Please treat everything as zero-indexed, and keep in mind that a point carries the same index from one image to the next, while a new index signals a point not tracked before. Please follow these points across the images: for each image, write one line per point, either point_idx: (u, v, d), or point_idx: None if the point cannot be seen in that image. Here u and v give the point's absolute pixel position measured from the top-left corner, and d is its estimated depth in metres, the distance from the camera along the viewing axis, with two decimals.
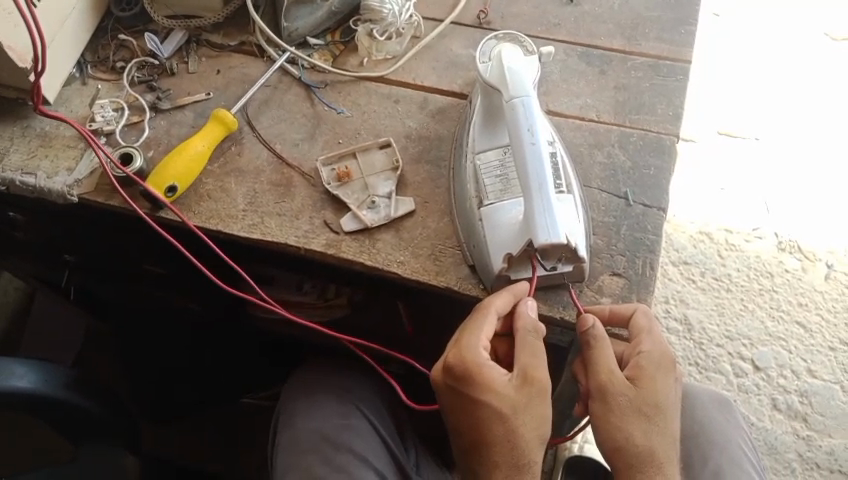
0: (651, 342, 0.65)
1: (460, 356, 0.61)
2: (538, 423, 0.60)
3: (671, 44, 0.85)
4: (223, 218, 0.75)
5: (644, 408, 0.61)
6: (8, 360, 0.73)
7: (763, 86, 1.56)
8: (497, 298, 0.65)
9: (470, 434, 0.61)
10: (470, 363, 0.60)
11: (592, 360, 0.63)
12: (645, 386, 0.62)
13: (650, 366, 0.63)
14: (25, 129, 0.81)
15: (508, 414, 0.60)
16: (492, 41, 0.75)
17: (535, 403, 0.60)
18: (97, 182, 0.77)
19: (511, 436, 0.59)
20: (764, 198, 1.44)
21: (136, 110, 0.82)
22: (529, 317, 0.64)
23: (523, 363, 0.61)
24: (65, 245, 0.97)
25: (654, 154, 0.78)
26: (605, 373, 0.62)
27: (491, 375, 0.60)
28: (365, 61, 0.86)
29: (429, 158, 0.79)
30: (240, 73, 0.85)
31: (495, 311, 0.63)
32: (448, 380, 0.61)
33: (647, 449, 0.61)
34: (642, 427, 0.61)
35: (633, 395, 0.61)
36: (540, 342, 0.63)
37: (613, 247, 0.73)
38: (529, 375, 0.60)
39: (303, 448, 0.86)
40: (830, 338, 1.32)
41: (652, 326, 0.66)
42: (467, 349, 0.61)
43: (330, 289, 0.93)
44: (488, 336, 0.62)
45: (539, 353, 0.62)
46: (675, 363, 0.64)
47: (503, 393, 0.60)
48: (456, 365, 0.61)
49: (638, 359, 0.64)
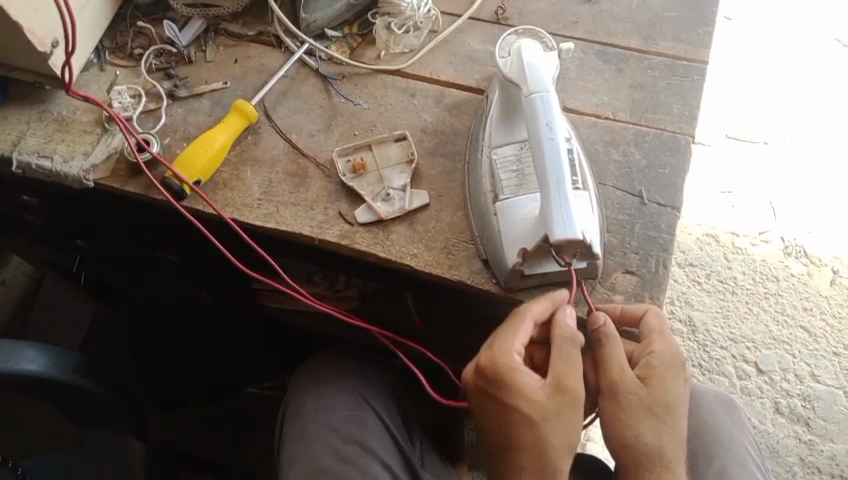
0: (662, 342, 0.65)
1: (491, 359, 0.62)
2: (569, 432, 0.61)
3: (687, 44, 0.85)
4: (238, 207, 0.75)
5: (654, 409, 0.61)
6: (19, 343, 0.74)
7: (774, 90, 1.56)
8: (535, 306, 0.66)
9: (499, 436, 0.62)
10: (502, 366, 0.62)
11: (603, 357, 0.64)
12: (655, 385, 0.62)
13: (660, 365, 0.63)
14: (42, 113, 0.81)
15: (538, 421, 0.60)
16: (511, 36, 0.75)
17: (566, 411, 0.60)
18: (113, 168, 0.78)
19: (540, 441, 0.60)
20: (772, 202, 1.44)
21: (153, 97, 0.82)
22: (567, 325, 0.64)
23: (557, 371, 0.61)
24: (76, 230, 0.97)
25: (668, 154, 0.78)
26: (616, 371, 0.62)
27: (523, 381, 0.61)
28: (383, 54, 0.86)
29: (444, 152, 0.79)
30: (258, 63, 0.85)
31: (531, 318, 0.64)
32: (479, 382, 0.63)
33: (656, 448, 0.61)
34: (652, 425, 0.61)
35: (644, 394, 0.62)
36: (578, 351, 0.62)
37: (626, 246, 0.73)
38: (562, 383, 0.61)
39: (310, 437, 0.87)
40: (834, 343, 1.33)
41: (663, 327, 0.66)
42: (500, 353, 0.62)
43: (340, 279, 0.94)
44: (522, 341, 0.63)
45: (575, 361, 0.62)
46: (684, 364, 0.64)
47: (534, 399, 0.61)
48: (488, 367, 0.62)
49: (648, 358, 0.64)
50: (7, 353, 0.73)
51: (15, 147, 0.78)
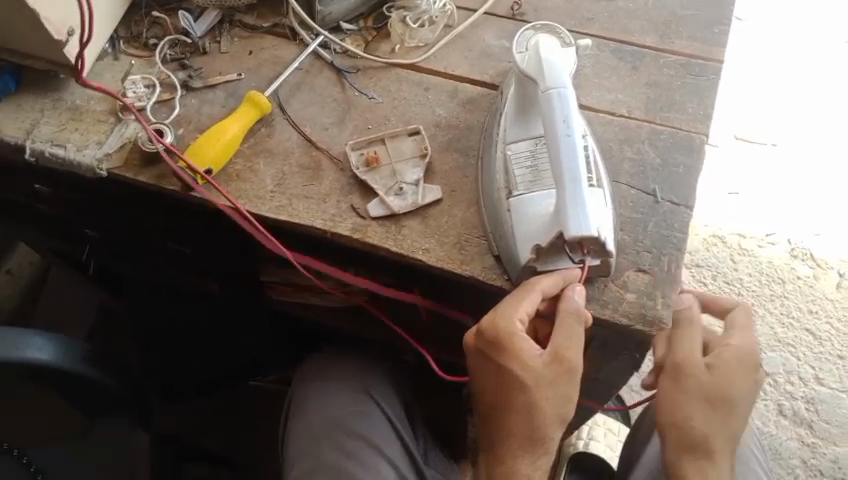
0: (739, 338, 0.71)
1: (494, 323, 0.63)
2: (561, 400, 0.63)
3: (703, 43, 0.85)
4: (251, 198, 0.75)
5: (714, 399, 0.66)
6: (27, 331, 0.74)
7: (784, 92, 1.55)
8: (545, 279, 0.66)
9: (491, 395, 0.64)
10: (505, 333, 0.62)
11: (692, 345, 0.69)
12: (722, 378, 0.66)
13: (732, 359, 0.68)
14: (56, 101, 0.81)
15: (533, 387, 0.62)
16: (528, 31, 0.74)
17: (562, 381, 0.62)
18: (126, 157, 0.77)
19: (532, 407, 0.62)
20: (780, 204, 1.44)
21: (166, 88, 0.82)
22: (575, 302, 0.65)
23: (558, 342, 0.63)
24: (86, 220, 0.97)
25: (683, 152, 0.78)
26: (684, 354, 0.68)
27: (522, 348, 0.62)
28: (397, 47, 0.86)
29: (458, 147, 0.79)
30: (272, 55, 0.85)
31: (540, 290, 0.65)
32: (480, 343, 0.64)
33: (702, 435, 0.65)
34: (707, 414, 0.66)
35: (706, 381, 0.66)
36: (581, 327, 0.64)
37: (639, 244, 0.73)
38: (561, 354, 0.62)
39: (317, 431, 0.87)
40: (839, 347, 1.32)
41: (749, 325, 0.73)
42: (504, 319, 0.62)
43: (348, 276, 0.93)
44: (528, 310, 0.63)
45: (576, 336, 0.63)
46: (760, 365, 0.69)
47: (532, 366, 0.62)
48: (490, 330, 0.63)
49: (722, 350, 0.69)
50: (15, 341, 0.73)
51: (29, 135, 0.78)
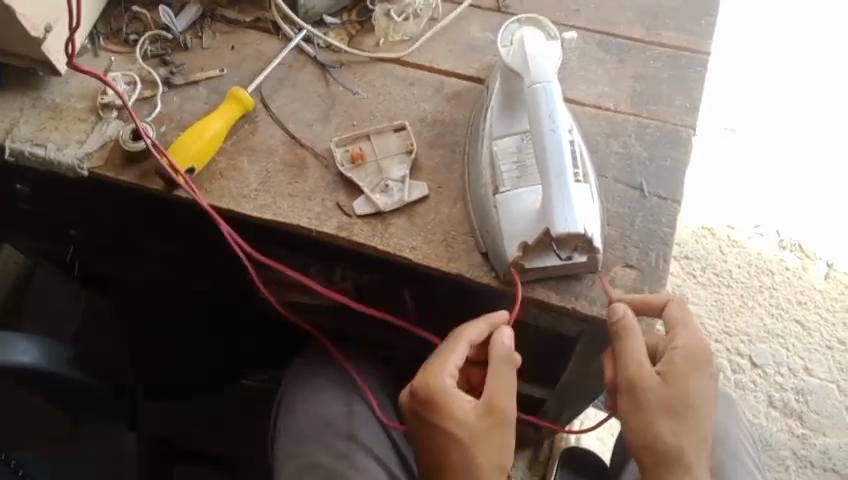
0: (685, 337, 0.66)
1: (425, 382, 0.63)
2: (498, 451, 0.62)
3: (690, 35, 0.84)
4: (235, 197, 0.74)
5: (673, 407, 0.63)
6: (9, 336, 0.73)
7: (772, 83, 1.55)
8: (470, 327, 0.66)
9: (432, 457, 0.63)
10: (435, 390, 0.63)
11: (635, 357, 0.64)
12: (675, 384, 0.63)
13: (683, 363, 0.64)
14: (35, 100, 0.80)
15: (468, 444, 0.61)
16: (513, 25, 0.74)
17: (495, 432, 0.62)
18: (108, 156, 0.76)
19: (470, 466, 0.61)
20: (767, 194, 1.44)
21: (148, 85, 0.81)
22: (505, 347, 0.64)
23: (489, 394, 0.62)
24: (69, 219, 0.96)
25: (670, 146, 0.77)
26: (635, 369, 0.63)
27: (453, 403, 0.62)
28: (382, 42, 0.85)
29: (444, 142, 0.78)
30: (255, 50, 0.84)
31: (466, 339, 0.65)
32: (414, 405, 0.64)
33: (675, 447, 0.63)
34: (672, 426, 0.63)
35: (663, 392, 0.63)
36: (513, 371, 0.63)
37: (627, 239, 0.72)
38: (493, 405, 0.62)
39: (303, 433, 0.86)
40: (828, 337, 1.33)
41: (686, 318, 0.66)
42: (433, 376, 0.63)
43: (336, 272, 0.92)
44: (456, 363, 0.64)
45: (507, 383, 0.63)
46: (709, 359, 0.65)
47: (464, 421, 0.62)
48: (421, 391, 0.63)
49: (672, 354, 0.65)
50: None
51: (8, 135, 0.77)
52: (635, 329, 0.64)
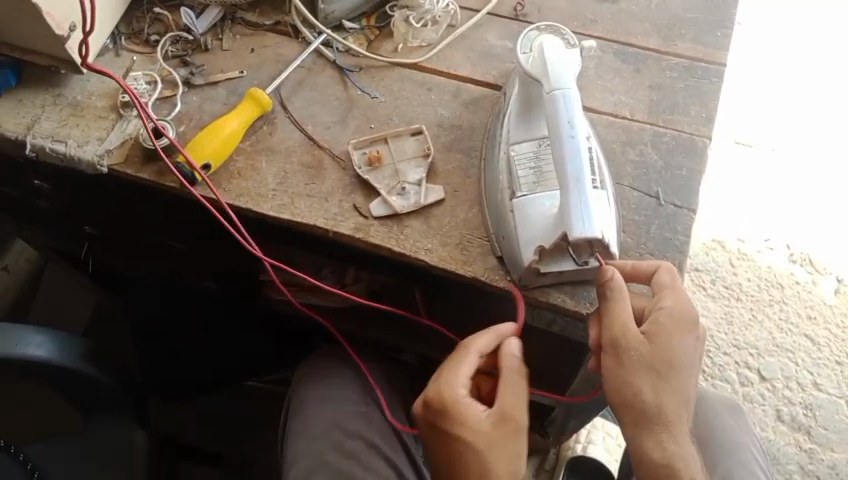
0: (673, 297, 0.64)
1: (438, 392, 0.63)
2: (513, 460, 0.62)
3: (706, 46, 0.85)
4: (253, 197, 0.75)
5: (656, 365, 0.61)
6: (25, 328, 0.73)
7: (784, 97, 1.55)
8: (480, 337, 0.67)
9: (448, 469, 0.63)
10: (449, 400, 0.63)
11: (619, 315, 0.63)
12: (660, 343, 0.62)
13: (669, 321, 0.63)
14: (57, 97, 0.81)
15: (484, 452, 0.61)
16: (532, 32, 0.73)
17: (510, 440, 0.62)
18: (127, 154, 0.77)
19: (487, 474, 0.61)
20: (777, 207, 1.44)
21: (168, 85, 0.81)
22: (513, 356, 0.66)
23: (502, 402, 0.63)
24: (85, 217, 0.96)
25: (685, 155, 0.77)
26: (619, 327, 0.62)
27: (467, 412, 0.62)
28: (400, 47, 0.86)
29: (461, 147, 0.79)
30: (274, 53, 0.85)
31: (477, 349, 0.65)
32: (428, 415, 0.64)
33: (654, 406, 0.61)
34: (652, 383, 0.61)
35: (646, 351, 0.61)
36: (524, 381, 0.65)
37: (642, 246, 0.72)
38: (507, 414, 0.62)
39: (315, 432, 0.86)
40: (837, 352, 1.32)
41: (675, 283, 0.66)
42: (445, 385, 0.63)
43: (349, 274, 0.94)
44: (468, 373, 0.64)
45: (520, 392, 0.64)
46: (695, 321, 0.64)
47: (478, 430, 0.62)
48: (434, 401, 0.63)
49: (658, 314, 0.63)
50: (14, 338, 0.72)
51: (29, 131, 0.78)
52: (620, 290, 0.64)
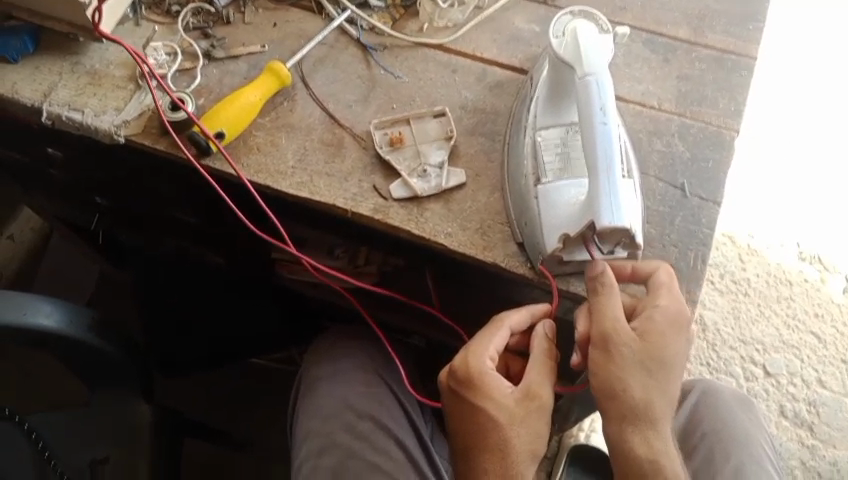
0: (668, 297, 0.64)
1: (465, 362, 0.64)
2: (533, 437, 0.63)
3: (737, 38, 0.83)
4: (271, 173, 0.74)
5: (647, 362, 0.60)
6: (28, 297, 0.72)
7: (803, 93, 1.53)
8: (514, 314, 0.68)
9: (465, 437, 0.64)
10: (475, 370, 0.64)
11: (607, 309, 0.62)
12: (651, 340, 0.61)
13: (662, 321, 0.62)
14: (74, 65, 0.79)
15: (504, 424, 0.62)
16: (565, 17, 0.71)
17: (533, 417, 0.63)
18: (145, 125, 0.76)
19: (504, 446, 0.62)
20: (788, 203, 1.43)
21: (189, 57, 0.80)
22: (545, 337, 0.66)
23: (528, 380, 0.64)
24: (98, 188, 0.95)
25: (712, 147, 0.76)
26: (610, 322, 0.61)
27: (493, 384, 0.63)
28: (426, 27, 0.84)
29: (483, 131, 0.78)
30: (297, 28, 0.83)
31: (508, 326, 0.66)
32: (452, 383, 0.65)
33: (643, 402, 0.60)
34: (642, 380, 0.60)
35: (637, 347, 0.61)
36: (552, 361, 0.65)
37: (665, 237, 0.71)
38: (532, 391, 0.63)
39: (324, 411, 0.86)
40: (843, 351, 1.32)
41: (671, 284, 0.65)
42: (473, 357, 0.64)
43: (362, 255, 0.92)
44: (497, 347, 0.65)
45: (546, 372, 0.64)
46: (687, 322, 0.63)
47: (503, 403, 0.63)
48: (460, 370, 0.64)
49: (651, 311, 0.63)
50: (18, 308, 0.71)
51: (46, 98, 0.77)
52: (609, 284, 0.63)
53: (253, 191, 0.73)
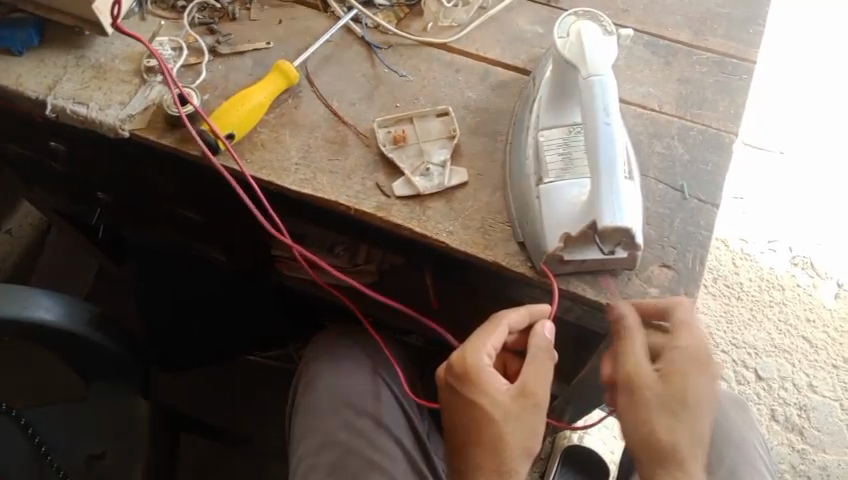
0: (689, 337, 0.64)
1: (462, 358, 0.65)
2: (527, 434, 0.64)
3: (737, 42, 0.84)
4: (275, 170, 0.74)
5: (672, 405, 0.63)
6: (29, 290, 0.72)
7: (798, 100, 1.54)
8: (512, 312, 0.68)
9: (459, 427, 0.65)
10: (471, 367, 0.64)
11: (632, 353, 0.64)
12: (673, 381, 0.63)
13: (684, 362, 0.64)
14: (79, 58, 0.80)
15: (499, 421, 0.63)
16: (570, 17, 0.72)
17: (528, 414, 0.64)
18: (150, 119, 0.76)
19: (497, 441, 0.63)
20: (781, 207, 1.44)
21: (194, 52, 0.80)
22: (543, 337, 0.66)
23: (524, 377, 0.64)
24: (99, 183, 0.96)
25: (712, 150, 0.77)
26: (632, 366, 0.64)
27: (489, 381, 0.64)
28: (430, 26, 0.85)
29: (486, 130, 0.78)
30: (302, 25, 0.84)
31: (506, 324, 0.67)
32: (449, 379, 0.66)
33: (669, 443, 0.63)
34: (667, 422, 0.63)
35: (660, 389, 0.63)
36: (550, 361, 0.65)
37: (664, 239, 0.72)
38: (527, 389, 0.64)
39: (323, 404, 0.86)
40: (834, 356, 1.33)
41: (692, 321, 0.65)
42: (471, 353, 0.65)
43: (361, 252, 0.93)
44: (494, 345, 0.66)
45: (545, 372, 0.65)
46: (710, 358, 0.64)
47: (498, 399, 0.64)
48: (458, 366, 0.65)
49: (671, 353, 0.64)
50: (19, 299, 0.71)
51: (50, 91, 0.77)
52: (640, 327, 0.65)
53: (256, 186, 0.74)
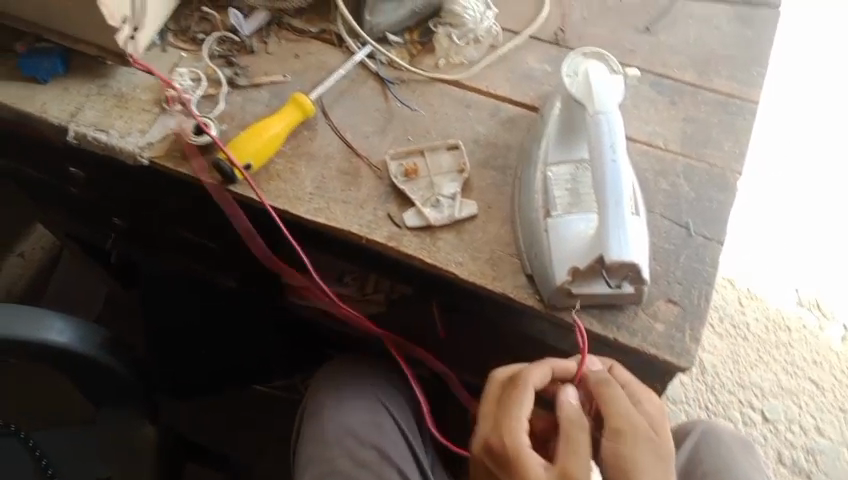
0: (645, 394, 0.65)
1: (500, 440, 0.62)
2: None
3: (742, 83, 0.86)
4: (290, 200, 0.76)
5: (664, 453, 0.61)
6: (44, 311, 0.73)
7: (805, 141, 1.56)
8: (536, 370, 0.65)
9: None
10: (510, 448, 0.61)
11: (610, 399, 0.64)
12: (658, 426, 0.63)
13: (654, 411, 0.64)
14: (102, 87, 0.82)
15: None
16: (578, 57, 0.75)
17: None
18: (168, 147, 0.78)
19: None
20: (788, 248, 1.45)
21: (212, 84, 0.83)
22: (569, 404, 0.63)
23: (564, 458, 0.60)
24: (115, 208, 0.98)
25: (716, 189, 0.78)
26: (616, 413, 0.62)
27: (528, 465, 0.60)
28: (442, 63, 0.87)
29: (496, 165, 0.80)
30: (318, 60, 0.86)
31: (531, 386, 0.64)
32: (489, 462, 0.62)
33: None
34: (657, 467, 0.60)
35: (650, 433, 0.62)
36: (587, 435, 0.61)
37: (670, 275, 0.73)
38: (567, 472, 0.59)
39: (327, 440, 0.86)
40: (842, 399, 1.32)
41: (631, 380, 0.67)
42: (509, 435, 0.61)
43: (369, 283, 0.95)
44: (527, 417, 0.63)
45: (581, 451, 0.60)
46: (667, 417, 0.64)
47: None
48: (497, 448, 0.62)
49: (644, 403, 0.64)
50: (33, 318, 0.72)
51: (73, 119, 0.79)
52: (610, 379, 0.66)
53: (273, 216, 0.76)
